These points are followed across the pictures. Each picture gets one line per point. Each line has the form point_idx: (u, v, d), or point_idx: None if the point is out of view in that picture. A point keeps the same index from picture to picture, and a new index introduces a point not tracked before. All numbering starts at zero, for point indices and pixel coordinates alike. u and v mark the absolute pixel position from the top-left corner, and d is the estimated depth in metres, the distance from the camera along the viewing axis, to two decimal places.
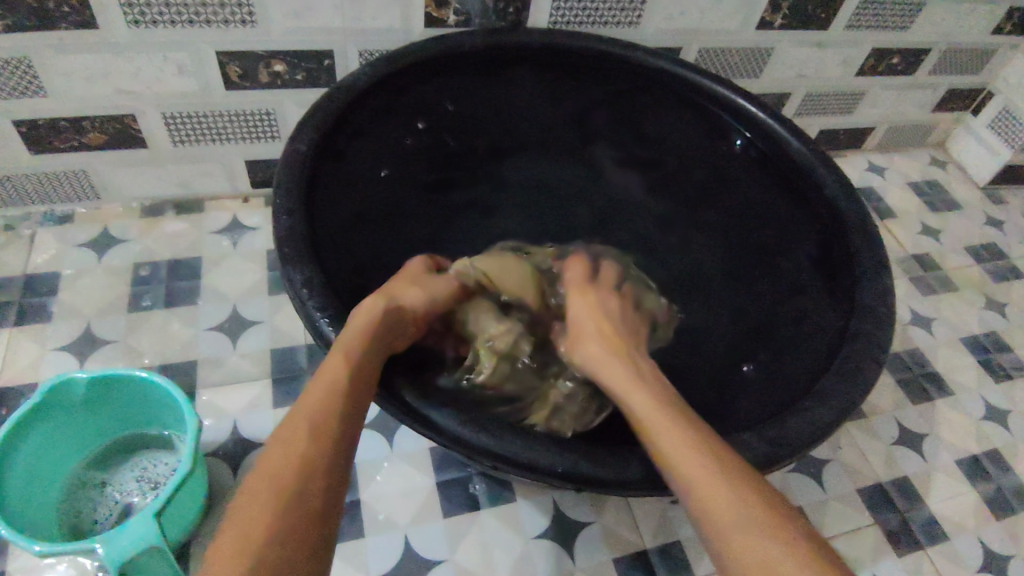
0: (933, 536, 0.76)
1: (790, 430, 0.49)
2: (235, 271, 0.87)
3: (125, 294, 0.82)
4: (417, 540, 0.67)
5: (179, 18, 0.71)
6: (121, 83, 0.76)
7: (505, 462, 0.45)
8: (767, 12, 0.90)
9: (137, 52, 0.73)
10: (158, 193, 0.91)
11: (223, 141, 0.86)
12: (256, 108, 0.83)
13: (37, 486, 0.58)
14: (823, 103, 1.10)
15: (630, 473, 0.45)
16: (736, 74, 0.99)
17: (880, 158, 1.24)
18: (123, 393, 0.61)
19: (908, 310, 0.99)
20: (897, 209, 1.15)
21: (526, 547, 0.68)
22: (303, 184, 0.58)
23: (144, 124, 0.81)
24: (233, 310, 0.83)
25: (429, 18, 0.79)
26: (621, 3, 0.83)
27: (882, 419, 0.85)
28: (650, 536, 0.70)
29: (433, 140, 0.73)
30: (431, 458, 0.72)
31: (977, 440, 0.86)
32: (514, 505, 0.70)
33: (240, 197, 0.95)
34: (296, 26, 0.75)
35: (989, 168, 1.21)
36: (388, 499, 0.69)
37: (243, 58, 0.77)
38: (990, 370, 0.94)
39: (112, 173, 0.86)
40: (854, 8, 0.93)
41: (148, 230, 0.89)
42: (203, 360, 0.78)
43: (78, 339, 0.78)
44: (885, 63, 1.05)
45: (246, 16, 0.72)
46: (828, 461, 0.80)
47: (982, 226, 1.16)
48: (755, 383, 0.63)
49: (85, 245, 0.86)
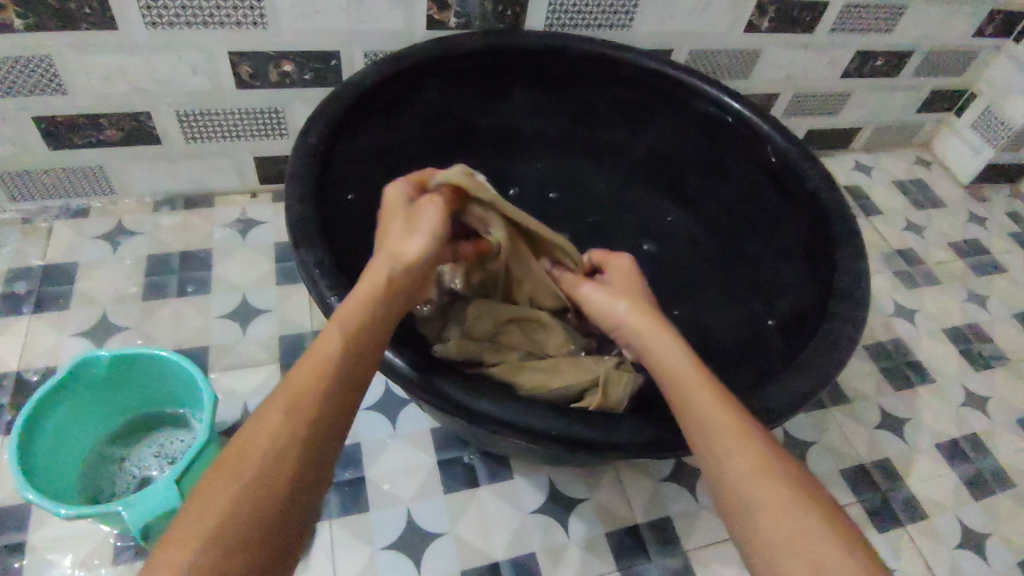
0: (912, 514, 0.80)
1: (769, 400, 0.53)
2: (243, 262, 0.90)
3: (138, 284, 0.86)
4: (420, 514, 0.70)
5: (194, 20, 0.75)
6: (137, 81, 0.80)
7: (505, 426, 0.48)
8: (755, 15, 0.94)
9: (153, 52, 0.77)
10: (170, 188, 0.94)
11: (233, 138, 0.90)
12: (265, 106, 0.87)
13: (60, 458, 0.62)
14: (810, 104, 1.14)
15: (620, 436, 0.49)
16: (726, 74, 1.03)
17: (867, 158, 1.28)
18: (142, 373, 0.65)
19: (892, 302, 1.03)
20: (883, 206, 1.19)
21: (523, 520, 0.71)
22: (313, 174, 0.62)
23: (159, 121, 0.85)
24: (243, 299, 0.86)
25: (432, 20, 0.83)
26: (613, 7, 0.87)
27: (865, 404, 0.89)
28: (641, 511, 0.73)
29: (440, 135, 0.80)
30: (433, 437, 0.76)
31: (956, 425, 0.89)
32: (512, 482, 0.74)
33: (248, 193, 0.98)
34: (305, 28, 0.79)
35: (972, 167, 1.25)
36: (391, 476, 0.72)
37: (254, 58, 0.81)
38: (971, 359, 0.98)
39: (127, 169, 0.90)
40: (838, 12, 0.98)
41: (160, 223, 0.93)
42: (215, 346, 0.82)
43: (94, 326, 0.82)
44: (869, 66, 1.10)
45: (257, 18, 0.76)
46: (812, 444, 0.84)
47: (966, 222, 1.20)
48: (729, 347, 0.72)
49: (101, 237, 0.90)
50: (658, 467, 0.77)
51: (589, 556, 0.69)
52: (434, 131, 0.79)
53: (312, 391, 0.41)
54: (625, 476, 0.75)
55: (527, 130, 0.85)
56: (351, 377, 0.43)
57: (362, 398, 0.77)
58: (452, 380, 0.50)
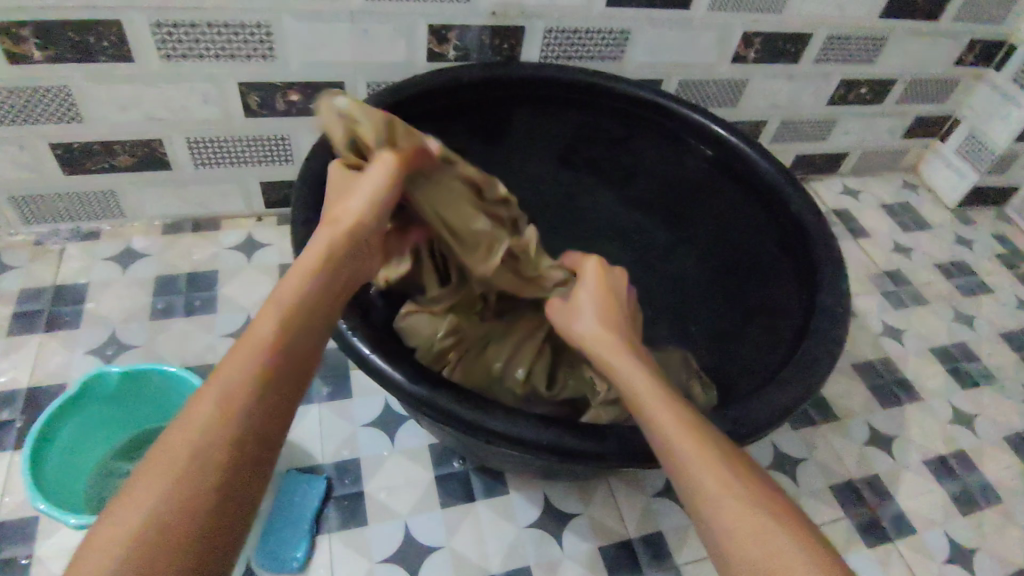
0: (901, 530, 0.81)
1: (752, 414, 0.55)
2: (248, 283, 0.93)
3: (146, 304, 0.89)
4: (417, 528, 0.72)
5: (207, 53, 0.79)
6: (150, 109, 0.84)
7: (497, 437, 0.51)
8: (741, 47, 0.98)
9: (166, 83, 0.81)
10: (178, 212, 0.98)
11: (241, 164, 0.94)
12: (271, 133, 0.91)
13: (69, 471, 0.65)
14: (797, 131, 1.18)
15: (607, 447, 0.51)
16: (715, 102, 1.07)
17: (855, 182, 1.31)
18: (149, 389, 0.68)
19: (880, 322, 1.05)
20: (870, 228, 1.22)
21: (518, 535, 0.73)
22: (317, 199, 0.65)
23: (170, 148, 0.89)
24: (247, 319, 0.89)
25: (431, 52, 0.87)
26: (605, 40, 0.91)
27: (854, 421, 0.91)
28: (634, 526, 0.75)
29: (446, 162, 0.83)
30: (430, 453, 0.78)
31: (944, 442, 0.91)
32: (507, 496, 0.75)
33: (254, 216, 1.02)
34: (312, 60, 0.83)
35: (957, 191, 1.28)
36: (390, 491, 0.74)
37: (262, 89, 0.85)
38: (959, 378, 1.00)
39: (138, 194, 0.94)
40: (820, 43, 1.02)
41: (168, 245, 0.96)
42: (219, 364, 0.84)
43: (103, 344, 0.85)
44: (853, 94, 1.14)
45: (266, 51, 0.81)
46: (803, 460, 0.86)
47: (953, 244, 1.23)
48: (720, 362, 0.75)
49: (111, 259, 0.93)
50: (650, 482, 0.78)
51: (583, 569, 0.71)
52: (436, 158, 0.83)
53: (219, 402, 0.37)
54: (618, 490, 0.77)
55: (525, 155, 0.88)
56: (266, 371, 0.40)
57: (362, 415, 0.80)
58: (452, 396, 0.52)
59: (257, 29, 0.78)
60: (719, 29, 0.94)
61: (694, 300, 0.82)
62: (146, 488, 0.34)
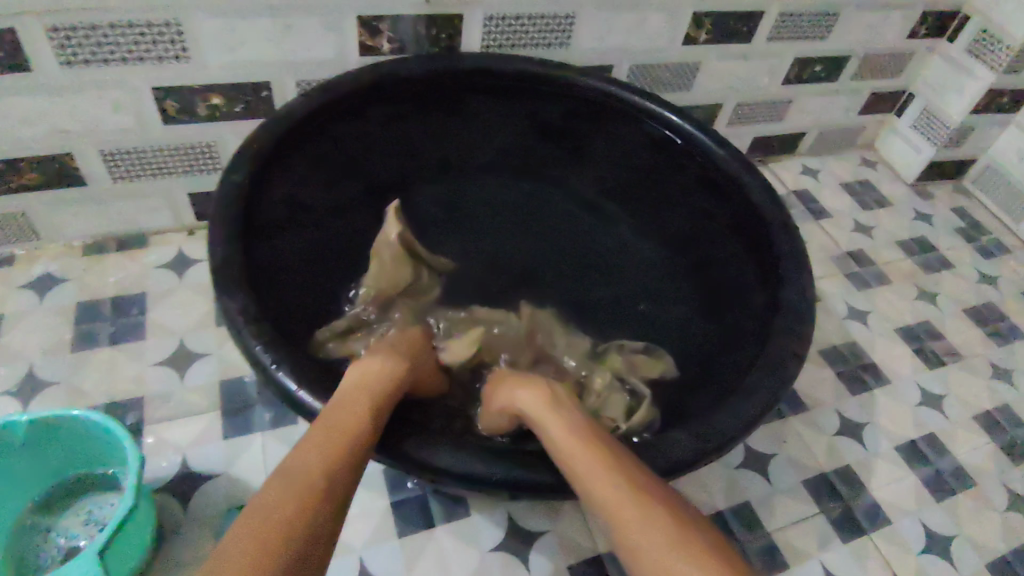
0: (875, 521, 0.80)
1: (718, 425, 0.53)
2: (181, 305, 0.86)
3: (67, 334, 0.82)
4: (373, 562, 0.67)
5: (112, 57, 0.71)
6: (54, 122, 0.76)
7: (447, 474, 0.49)
8: (692, 28, 0.94)
9: (69, 92, 0.73)
10: (100, 230, 0.90)
11: (164, 175, 0.86)
12: (195, 141, 0.84)
13: None
14: (754, 112, 1.15)
15: (561, 476, 0.50)
16: (669, 87, 1.03)
17: (814, 162, 1.29)
18: (63, 436, 0.61)
19: (845, 305, 1.03)
20: (831, 208, 1.20)
21: (482, 559, 0.69)
22: (237, 213, 0.59)
23: (82, 162, 0.81)
24: (181, 344, 0.83)
25: (364, 46, 0.81)
26: (550, 26, 0.86)
27: (823, 410, 0.89)
28: (604, 541, 0.71)
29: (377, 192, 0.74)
30: (385, 478, 0.73)
31: (914, 426, 0.90)
32: (468, 519, 0.71)
33: (185, 230, 0.94)
34: (231, 60, 0.76)
35: (915, 166, 1.27)
36: (342, 523, 0.69)
37: (179, 93, 0.77)
38: (924, 358, 0.99)
39: (51, 214, 0.86)
40: (773, 21, 0.99)
41: (90, 268, 0.88)
42: (151, 396, 0.78)
43: (19, 383, 0.77)
44: (808, 73, 1.11)
45: (179, 52, 0.73)
46: (774, 455, 0.83)
47: (913, 221, 1.22)
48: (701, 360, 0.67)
49: (26, 287, 0.85)
50: None
51: None
52: (362, 176, 0.74)
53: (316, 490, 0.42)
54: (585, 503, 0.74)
55: (462, 163, 0.79)
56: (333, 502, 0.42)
57: None
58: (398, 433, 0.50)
59: (166, 28, 0.71)
60: (668, 11, 0.90)
61: (677, 301, 0.73)
62: (242, 549, 0.37)
